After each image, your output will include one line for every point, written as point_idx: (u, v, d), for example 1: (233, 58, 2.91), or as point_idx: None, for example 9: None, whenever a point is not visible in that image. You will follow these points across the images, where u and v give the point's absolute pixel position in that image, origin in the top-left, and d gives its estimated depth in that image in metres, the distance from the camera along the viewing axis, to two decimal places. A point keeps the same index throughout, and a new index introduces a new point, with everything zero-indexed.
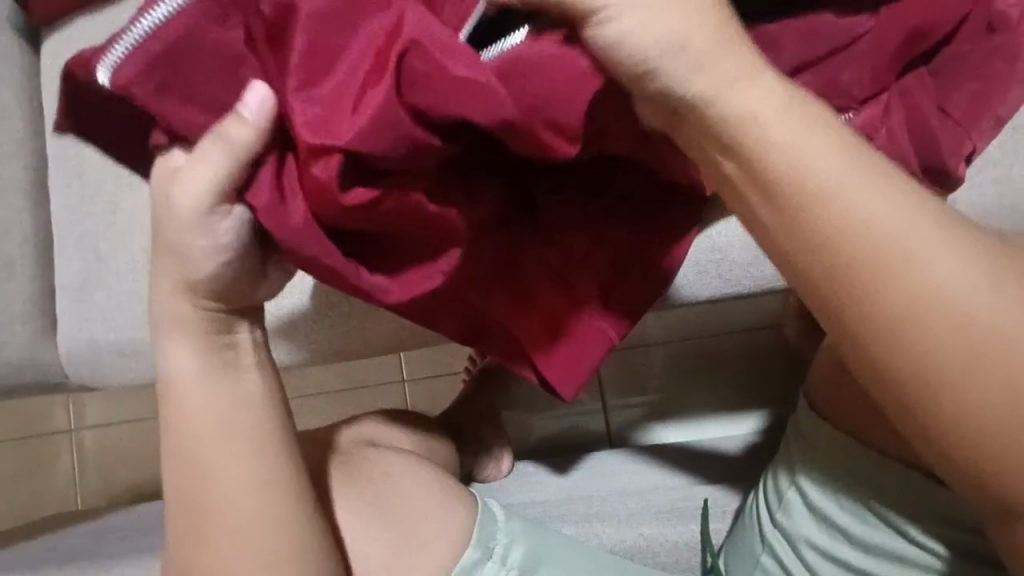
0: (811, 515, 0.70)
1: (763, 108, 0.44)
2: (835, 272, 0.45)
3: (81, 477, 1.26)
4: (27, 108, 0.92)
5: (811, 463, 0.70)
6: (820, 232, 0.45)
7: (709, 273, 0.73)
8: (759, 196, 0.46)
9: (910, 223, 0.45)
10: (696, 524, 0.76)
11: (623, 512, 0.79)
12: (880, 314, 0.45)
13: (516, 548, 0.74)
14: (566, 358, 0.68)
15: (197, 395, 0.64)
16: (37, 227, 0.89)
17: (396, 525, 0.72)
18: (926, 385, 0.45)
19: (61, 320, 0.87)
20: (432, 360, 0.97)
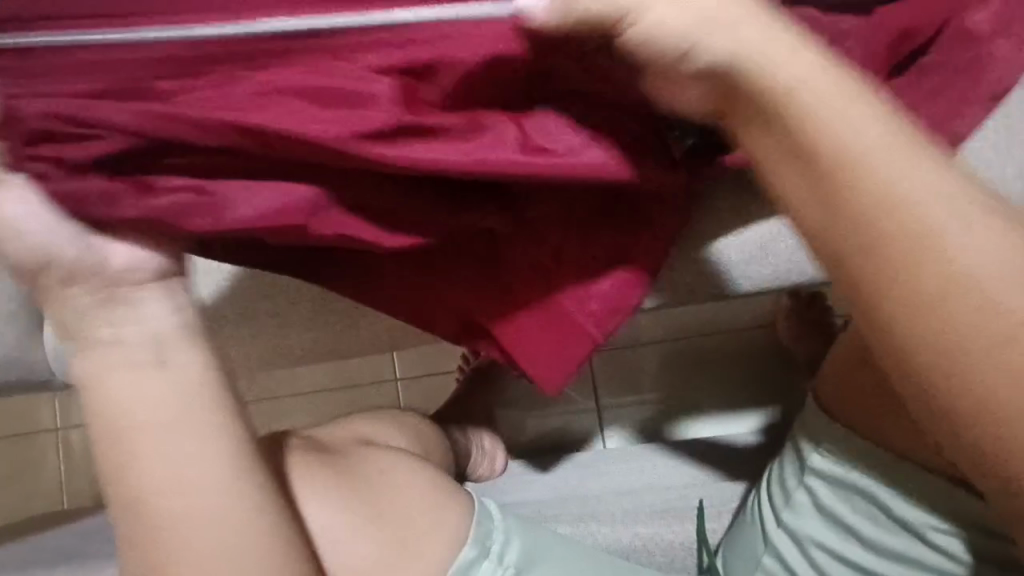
0: (820, 513, 0.63)
1: (800, 76, 0.36)
2: (875, 262, 0.36)
3: (68, 476, 1.26)
4: None
5: (817, 458, 0.63)
6: (854, 214, 0.36)
7: (685, 274, 0.66)
8: (800, 172, 0.37)
9: (963, 207, 0.35)
10: (692, 524, 0.71)
11: (615, 513, 0.73)
12: (931, 315, 0.35)
13: (513, 544, 0.61)
14: (549, 351, 0.52)
15: (136, 424, 0.43)
16: None
17: (382, 522, 0.57)
18: (979, 406, 0.36)
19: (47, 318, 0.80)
20: (425, 359, 1.11)
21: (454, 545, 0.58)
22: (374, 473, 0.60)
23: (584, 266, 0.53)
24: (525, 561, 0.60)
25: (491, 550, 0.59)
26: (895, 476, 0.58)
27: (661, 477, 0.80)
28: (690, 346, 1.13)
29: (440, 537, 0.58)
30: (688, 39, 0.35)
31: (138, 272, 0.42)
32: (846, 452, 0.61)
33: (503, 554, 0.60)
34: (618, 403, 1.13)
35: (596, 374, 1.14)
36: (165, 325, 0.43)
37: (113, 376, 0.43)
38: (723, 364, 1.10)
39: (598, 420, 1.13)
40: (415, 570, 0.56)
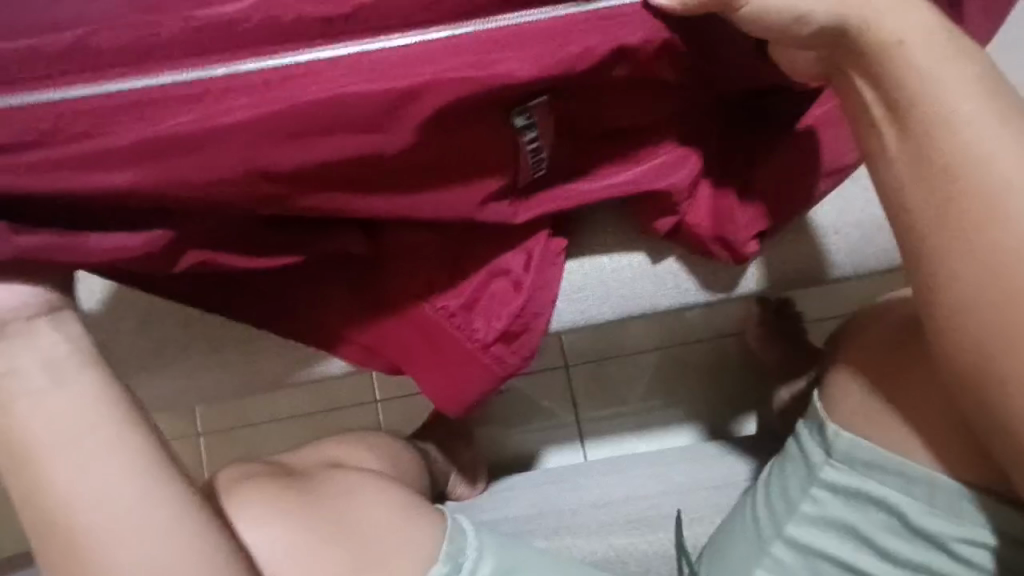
0: (827, 526, 0.62)
1: (911, 31, 0.47)
2: (948, 172, 0.47)
3: None
4: None
5: (828, 470, 0.62)
6: (937, 134, 0.47)
7: (607, 290, 0.68)
8: (872, 91, 0.49)
9: (974, 125, 0.47)
10: (665, 532, 0.72)
11: (591, 524, 0.74)
12: (994, 225, 0.46)
13: (487, 561, 0.61)
14: (447, 371, 0.61)
15: (42, 417, 0.47)
16: None
17: (353, 546, 0.56)
18: (952, 302, 0.48)
19: None
20: (402, 381, 1.12)
21: (425, 562, 0.58)
22: (342, 497, 0.59)
23: (455, 298, 0.60)
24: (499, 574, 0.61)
25: (463, 566, 0.60)
26: (908, 483, 0.58)
27: (638, 487, 0.80)
28: (672, 355, 1.13)
29: (405, 561, 0.57)
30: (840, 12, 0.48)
31: (27, 305, 0.49)
32: (859, 463, 0.60)
33: (476, 569, 0.60)
34: (599, 418, 1.14)
35: (574, 390, 1.15)
36: (58, 352, 0.49)
37: (14, 400, 0.47)
38: (700, 372, 1.13)
39: (577, 433, 1.13)
40: None
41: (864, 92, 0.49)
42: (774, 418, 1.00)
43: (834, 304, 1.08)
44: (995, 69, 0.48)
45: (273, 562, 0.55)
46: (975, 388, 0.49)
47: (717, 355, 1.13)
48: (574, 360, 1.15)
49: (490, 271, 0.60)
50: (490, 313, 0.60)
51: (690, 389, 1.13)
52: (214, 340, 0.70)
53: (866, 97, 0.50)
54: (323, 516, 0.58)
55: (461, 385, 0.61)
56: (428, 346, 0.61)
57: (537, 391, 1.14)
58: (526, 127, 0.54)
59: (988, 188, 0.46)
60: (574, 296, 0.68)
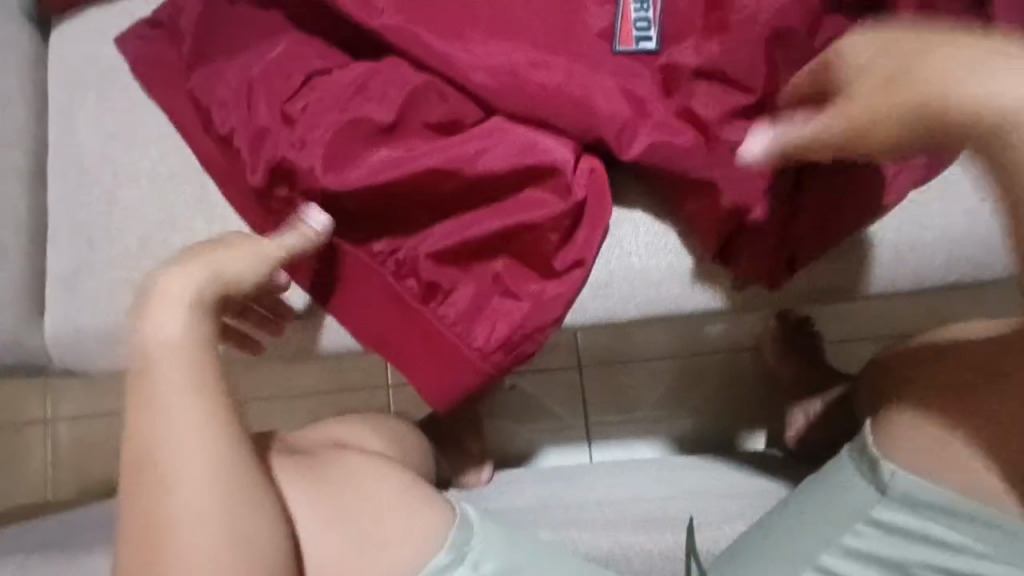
0: (869, 562, 0.60)
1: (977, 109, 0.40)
2: None
3: (52, 470, 1.20)
4: (32, 91, 0.78)
5: (882, 509, 0.60)
6: None
7: (633, 284, 0.70)
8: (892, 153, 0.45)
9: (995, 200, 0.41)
10: (672, 533, 0.71)
11: (598, 521, 0.74)
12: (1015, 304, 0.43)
13: (491, 553, 0.61)
14: (435, 369, 0.69)
15: (177, 414, 0.48)
16: (35, 215, 0.76)
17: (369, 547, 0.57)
18: None
19: (51, 304, 0.76)
20: None
21: (428, 551, 0.58)
22: (367, 488, 0.59)
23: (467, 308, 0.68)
24: (503, 567, 0.61)
25: (467, 555, 0.60)
26: (962, 525, 0.56)
27: (644, 491, 0.80)
28: (687, 366, 1.13)
29: (413, 548, 0.58)
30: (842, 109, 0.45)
31: None
32: (921, 506, 0.58)
33: (478, 562, 0.60)
34: (607, 422, 1.14)
35: (587, 392, 1.15)
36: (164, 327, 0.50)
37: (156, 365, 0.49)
38: (713, 386, 1.13)
39: (586, 434, 1.14)
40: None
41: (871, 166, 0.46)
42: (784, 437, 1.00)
43: (855, 329, 1.07)
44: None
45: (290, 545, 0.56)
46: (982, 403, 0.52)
47: (731, 368, 1.12)
48: (588, 362, 1.15)
49: (507, 268, 0.68)
50: (504, 305, 0.68)
51: (700, 402, 1.13)
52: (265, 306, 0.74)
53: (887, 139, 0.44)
54: (348, 505, 0.58)
55: (449, 381, 0.69)
56: (434, 338, 0.68)
57: (549, 392, 1.15)
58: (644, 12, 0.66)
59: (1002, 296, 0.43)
60: (598, 289, 0.70)
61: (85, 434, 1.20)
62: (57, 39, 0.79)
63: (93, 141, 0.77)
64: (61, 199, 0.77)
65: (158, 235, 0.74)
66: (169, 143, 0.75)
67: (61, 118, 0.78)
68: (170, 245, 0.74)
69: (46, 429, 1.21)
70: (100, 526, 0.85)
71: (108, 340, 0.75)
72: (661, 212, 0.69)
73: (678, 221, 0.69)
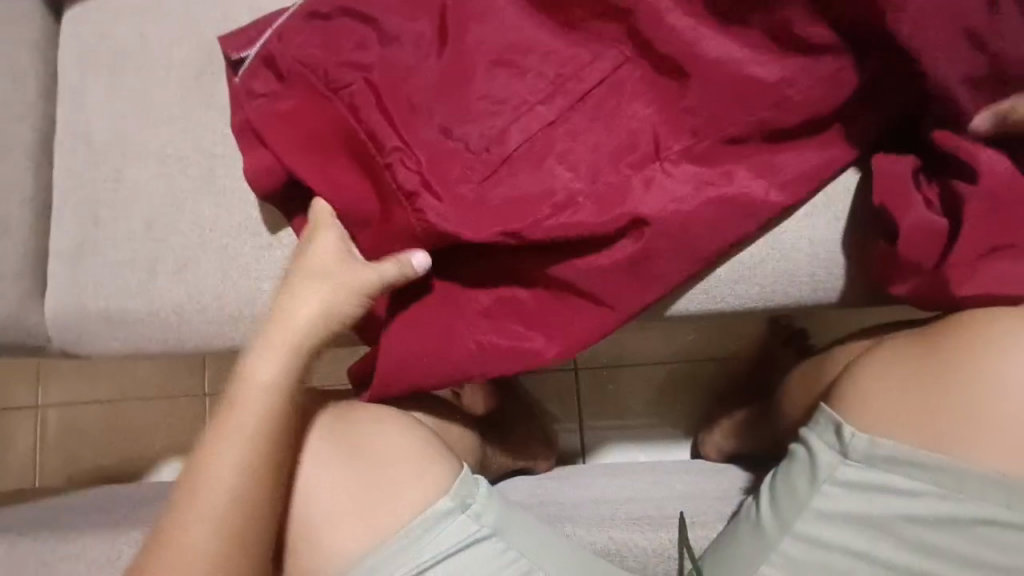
0: (843, 525, 0.62)
1: (1003, 403, 0.57)
2: (997, 434, 0.57)
3: (39, 456, 1.19)
4: (42, 71, 0.78)
5: (846, 469, 0.62)
6: (989, 433, 0.57)
7: None
8: (934, 427, 0.59)
9: (953, 407, 0.59)
10: (666, 530, 0.72)
11: (593, 516, 0.74)
12: (984, 433, 0.57)
13: (492, 502, 0.63)
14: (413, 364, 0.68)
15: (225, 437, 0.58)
16: (41, 190, 0.77)
17: (373, 469, 0.63)
18: (986, 346, 0.59)
19: (55, 282, 0.77)
20: None
21: (435, 495, 0.62)
22: (375, 429, 0.65)
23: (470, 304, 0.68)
24: (502, 524, 0.62)
25: (470, 507, 0.62)
26: (911, 468, 0.60)
27: (639, 490, 0.81)
28: (680, 369, 1.14)
29: (419, 486, 0.62)
30: (902, 464, 0.60)
31: None
32: (880, 460, 0.61)
33: (481, 514, 0.62)
34: (600, 425, 1.15)
35: (582, 394, 1.15)
36: None
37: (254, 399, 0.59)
38: (704, 389, 1.14)
39: (580, 437, 1.14)
40: (392, 511, 0.61)
41: (941, 393, 0.59)
42: (711, 444, 1.03)
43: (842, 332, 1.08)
44: (958, 387, 0.59)
45: (293, 465, 0.63)
46: (949, 381, 0.59)
47: (722, 371, 1.14)
48: (583, 364, 1.15)
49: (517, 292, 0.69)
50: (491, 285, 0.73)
51: (691, 405, 1.14)
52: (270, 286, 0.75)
53: (943, 416, 0.59)
54: (352, 441, 0.64)
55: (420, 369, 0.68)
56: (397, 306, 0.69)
57: (545, 393, 1.15)
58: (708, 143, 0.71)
59: (966, 439, 0.58)
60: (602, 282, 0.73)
61: (75, 420, 1.19)
62: (67, 21, 0.79)
63: (103, 121, 0.77)
64: (68, 177, 0.77)
65: (167, 216, 0.76)
66: (176, 124, 0.76)
67: (71, 97, 0.78)
68: (175, 230, 0.76)
69: (34, 414, 1.19)
70: (92, 512, 0.85)
71: (112, 320, 0.76)
72: None
73: None
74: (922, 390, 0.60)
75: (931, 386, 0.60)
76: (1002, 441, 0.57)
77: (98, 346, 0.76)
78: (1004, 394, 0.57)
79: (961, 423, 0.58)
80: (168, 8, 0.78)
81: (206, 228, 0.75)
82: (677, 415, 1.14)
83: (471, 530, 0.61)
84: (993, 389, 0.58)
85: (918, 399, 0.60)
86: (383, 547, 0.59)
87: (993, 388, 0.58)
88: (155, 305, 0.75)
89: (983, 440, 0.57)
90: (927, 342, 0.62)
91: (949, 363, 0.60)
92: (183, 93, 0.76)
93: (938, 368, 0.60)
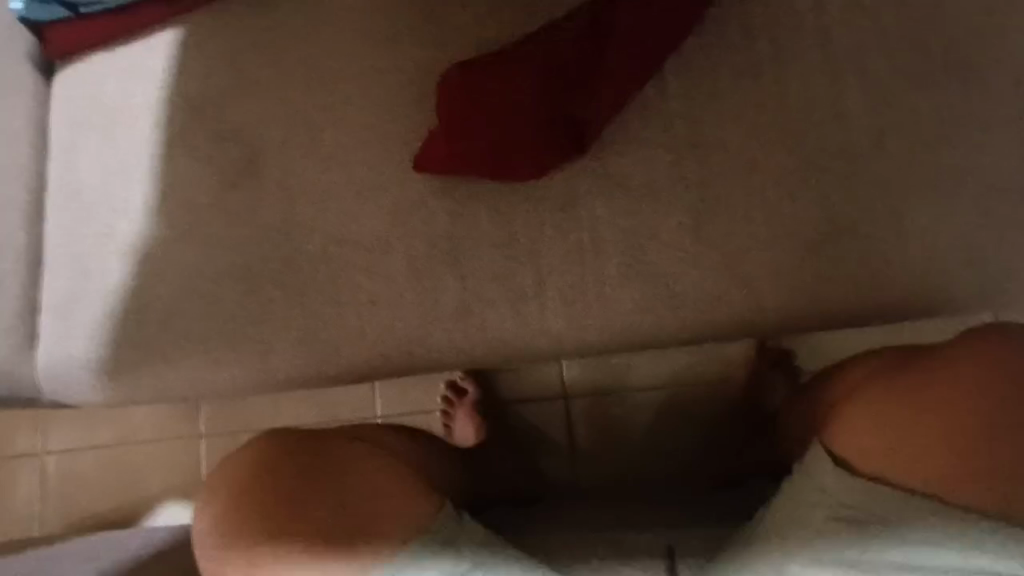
0: (840, 564, 0.62)
1: (990, 436, 0.61)
2: (985, 467, 0.61)
3: (39, 504, 1.19)
4: (35, 132, 0.81)
5: (845, 511, 0.64)
6: (977, 465, 0.61)
7: (605, 310, 0.74)
8: (925, 463, 0.63)
9: (942, 442, 0.62)
10: (650, 559, 0.72)
11: (579, 547, 0.74)
12: (974, 466, 0.61)
13: (472, 534, 0.66)
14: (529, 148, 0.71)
15: None
16: (34, 246, 0.80)
17: (354, 509, 0.64)
18: (966, 381, 0.63)
19: (45, 333, 0.79)
20: (404, 398, 1.15)
21: (420, 534, 0.64)
22: (368, 471, 0.67)
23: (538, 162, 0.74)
24: (482, 562, 0.64)
25: (451, 541, 0.64)
26: (900, 510, 0.62)
27: (628, 517, 0.81)
28: (671, 394, 1.15)
29: (405, 530, 0.64)
30: (896, 504, 0.63)
31: None
32: (867, 504, 0.64)
33: (461, 546, 0.64)
34: (595, 454, 1.15)
35: (575, 422, 1.16)
36: None
37: None
38: (696, 414, 1.14)
39: (574, 466, 1.15)
40: (376, 550, 0.63)
41: (929, 426, 0.63)
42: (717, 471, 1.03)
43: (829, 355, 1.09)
44: (942, 422, 0.63)
45: (288, 515, 0.64)
46: (934, 417, 0.63)
47: (714, 396, 1.14)
48: (575, 393, 1.16)
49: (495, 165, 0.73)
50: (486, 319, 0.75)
51: (684, 430, 1.14)
52: (255, 330, 0.77)
53: (930, 450, 0.63)
54: (345, 490, 0.65)
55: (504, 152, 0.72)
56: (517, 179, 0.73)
57: (537, 423, 1.16)
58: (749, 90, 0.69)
59: (958, 474, 0.61)
60: (579, 317, 0.74)
61: (75, 466, 1.20)
62: (59, 84, 0.83)
63: (92, 177, 0.80)
64: (59, 233, 0.80)
65: (154, 265, 0.78)
66: (163, 177, 0.79)
67: (61, 155, 0.81)
68: (161, 279, 0.78)
69: (34, 461, 1.20)
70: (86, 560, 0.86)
71: (102, 368, 0.78)
72: (632, 239, 0.73)
73: (648, 248, 0.73)
74: (911, 426, 0.64)
75: (917, 421, 0.64)
76: (995, 474, 0.60)
77: (88, 394, 0.78)
78: (978, 433, 0.61)
79: (950, 459, 0.62)
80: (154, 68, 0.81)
81: (191, 276, 0.77)
82: (670, 441, 1.14)
83: (451, 564, 0.63)
84: (979, 422, 0.62)
85: (906, 434, 0.64)
86: None
87: (978, 423, 0.62)
88: (143, 354, 0.77)
89: (974, 475, 0.61)
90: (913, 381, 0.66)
91: (929, 398, 0.64)
92: (168, 149, 0.79)
93: (919, 403, 0.64)
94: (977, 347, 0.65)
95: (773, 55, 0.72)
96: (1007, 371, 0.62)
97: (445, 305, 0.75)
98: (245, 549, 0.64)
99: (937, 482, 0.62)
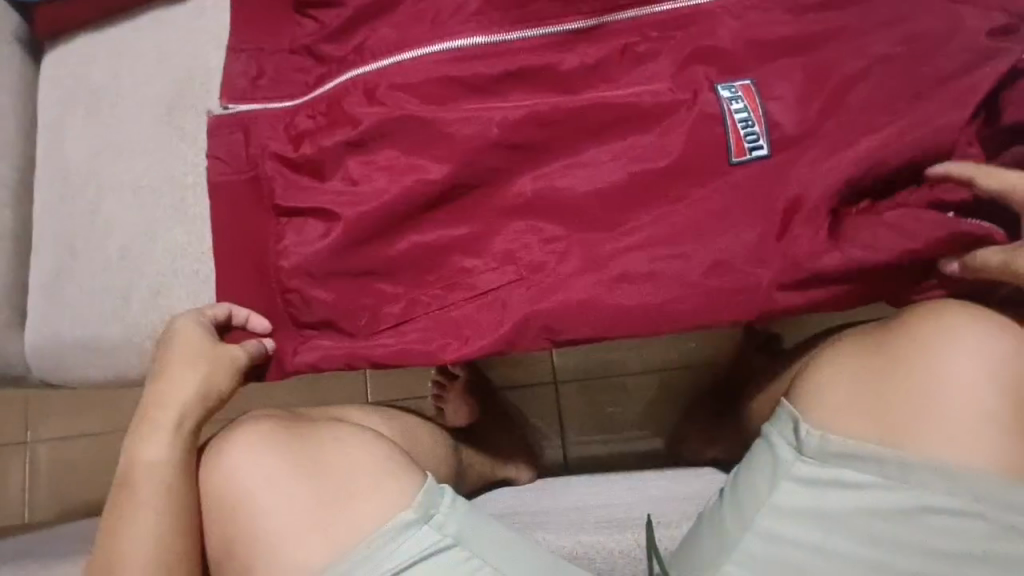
0: (797, 518, 0.62)
1: (962, 393, 0.60)
2: (958, 425, 0.59)
3: (29, 492, 1.19)
4: (21, 113, 0.81)
5: (801, 466, 0.63)
6: (951, 423, 0.59)
7: None
8: (895, 422, 0.61)
9: (912, 401, 0.61)
10: (634, 532, 0.73)
11: (563, 522, 0.76)
12: (947, 424, 0.59)
13: (456, 511, 0.64)
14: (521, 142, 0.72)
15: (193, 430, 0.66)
16: (20, 225, 0.80)
17: (332, 481, 0.64)
18: (935, 340, 0.62)
19: (32, 311, 0.79)
20: (392, 382, 1.16)
21: (397, 507, 0.63)
22: (342, 444, 0.67)
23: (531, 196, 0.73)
24: (465, 532, 0.64)
25: (433, 517, 0.63)
26: (859, 463, 0.61)
27: (613, 496, 0.82)
28: (657, 377, 1.16)
29: (382, 499, 0.63)
30: (859, 460, 0.61)
31: None
32: (833, 457, 0.62)
33: (443, 524, 0.63)
34: (582, 436, 1.16)
35: (563, 405, 1.17)
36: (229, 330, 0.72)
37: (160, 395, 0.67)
38: (682, 396, 1.16)
39: (562, 448, 1.16)
40: (353, 520, 0.62)
41: (896, 386, 0.62)
42: (703, 449, 1.03)
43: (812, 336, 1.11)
44: (908, 380, 0.62)
45: (264, 486, 0.64)
46: (901, 376, 0.62)
47: (700, 379, 1.15)
48: (563, 376, 1.17)
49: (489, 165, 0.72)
50: (471, 286, 0.72)
51: (670, 412, 1.16)
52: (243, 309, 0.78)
53: (897, 409, 0.61)
54: (322, 461, 0.66)
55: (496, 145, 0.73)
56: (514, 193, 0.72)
57: (525, 406, 1.17)
58: (731, 98, 0.70)
59: (932, 432, 0.60)
60: None
61: (66, 453, 1.20)
62: (45, 64, 0.83)
63: (79, 156, 0.80)
64: (45, 212, 0.80)
65: (141, 244, 0.78)
66: (150, 156, 0.80)
67: (49, 134, 0.81)
68: (149, 258, 0.78)
69: (24, 449, 1.20)
70: (73, 542, 0.86)
71: (89, 347, 0.78)
72: None
73: None
74: (878, 386, 0.63)
75: (884, 381, 0.63)
76: (969, 430, 0.59)
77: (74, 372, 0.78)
78: (949, 391, 0.60)
79: (921, 417, 0.60)
80: (141, 50, 0.81)
81: (178, 254, 0.78)
82: (657, 424, 1.16)
83: (432, 541, 0.62)
84: (952, 382, 0.60)
85: (874, 394, 0.63)
86: (344, 555, 0.61)
87: (949, 381, 0.60)
88: (132, 332, 0.78)
89: (949, 431, 0.59)
90: (880, 343, 0.65)
91: (898, 359, 0.63)
92: (155, 127, 0.80)
93: (883, 364, 0.64)
94: (944, 308, 0.64)
95: (761, 33, 0.72)
96: (977, 329, 0.62)
97: (425, 275, 0.73)
98: (226, 517, 0.64)
99: (908, 440, 0.60)
